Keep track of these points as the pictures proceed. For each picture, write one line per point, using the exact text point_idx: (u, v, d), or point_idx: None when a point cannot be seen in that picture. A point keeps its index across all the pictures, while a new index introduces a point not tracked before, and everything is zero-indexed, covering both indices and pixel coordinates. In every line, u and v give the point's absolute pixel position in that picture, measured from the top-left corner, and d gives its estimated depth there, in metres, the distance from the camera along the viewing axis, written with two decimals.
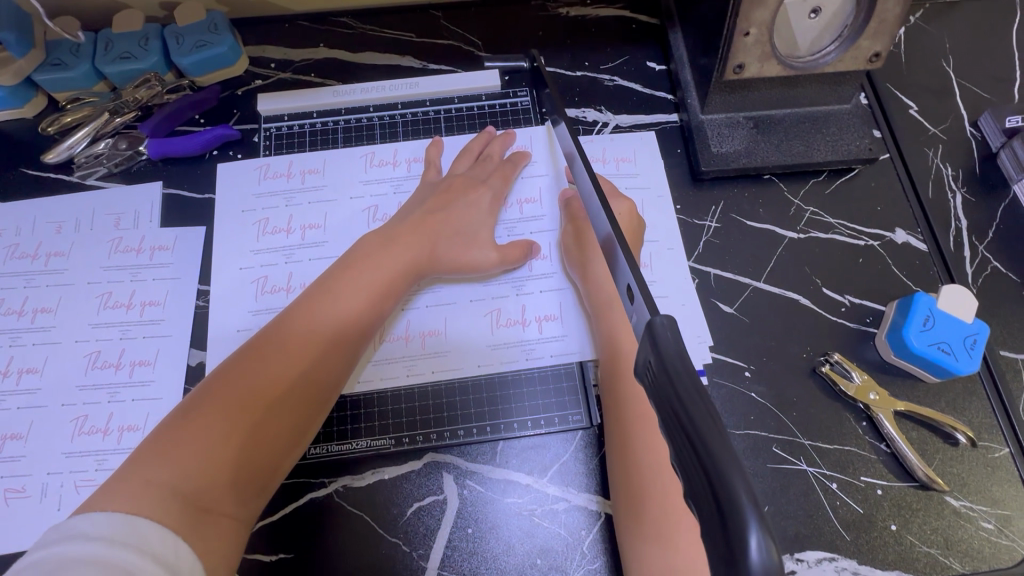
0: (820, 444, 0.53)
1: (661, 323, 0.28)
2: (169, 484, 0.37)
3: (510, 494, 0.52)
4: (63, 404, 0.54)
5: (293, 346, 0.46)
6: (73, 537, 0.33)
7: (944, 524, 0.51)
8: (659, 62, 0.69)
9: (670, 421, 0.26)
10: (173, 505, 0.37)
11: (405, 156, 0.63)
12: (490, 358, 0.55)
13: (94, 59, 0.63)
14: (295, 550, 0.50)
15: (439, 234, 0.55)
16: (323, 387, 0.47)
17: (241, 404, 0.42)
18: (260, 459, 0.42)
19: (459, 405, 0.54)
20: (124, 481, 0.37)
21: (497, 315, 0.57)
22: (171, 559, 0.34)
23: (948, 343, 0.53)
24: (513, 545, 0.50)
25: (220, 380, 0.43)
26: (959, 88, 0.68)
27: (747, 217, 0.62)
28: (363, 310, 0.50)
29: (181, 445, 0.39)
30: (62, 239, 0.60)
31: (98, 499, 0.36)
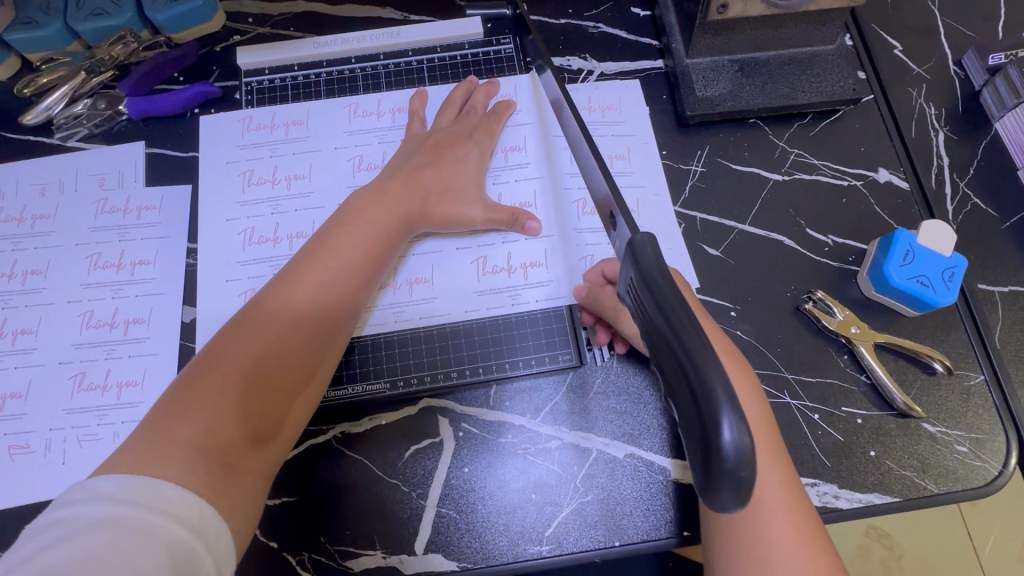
0: (803, 378, 0.55)
1: (640, 241, 0.30)
2: (193, 443, 0.38)
3: (503, 435, 0.53)
4: (60, 363, 0.54)
5: (296, 306, 0.46)
6: (97, 499, 0.33)
7: (921, 448, 0.53)
8: (643, 8, 0.68)
9: (655, 337, 0.29)
10: (200, 461, 0.38)
11: (389, 107, 0.62)
12: (479, 304, 0.56)
13: (66, 16, 0.61)
14: (297, 493, 0.52)
15: (428, 183, 0.55)
16: (331, 339, 0.47)
17: (254, 365, 0.42)
18: (277, 416, 0.43)
19: (452, 350, 0.55)
20: (148, 441, 0.38)
21: (485, 264, 0.57)
22: (198, 522, 0.35)
23: (927, 276, 0.54)
24: (510, 483, 0.52)
25: (226, 340, 0.44)
26: (943, 27, 0.68)
27: (733, 160, 0.62)
28: (362, 267, 0.50)
29: (199, 405, 0.40)
30: (47, 201, 0.59)
31: (121, 459, 0.37)
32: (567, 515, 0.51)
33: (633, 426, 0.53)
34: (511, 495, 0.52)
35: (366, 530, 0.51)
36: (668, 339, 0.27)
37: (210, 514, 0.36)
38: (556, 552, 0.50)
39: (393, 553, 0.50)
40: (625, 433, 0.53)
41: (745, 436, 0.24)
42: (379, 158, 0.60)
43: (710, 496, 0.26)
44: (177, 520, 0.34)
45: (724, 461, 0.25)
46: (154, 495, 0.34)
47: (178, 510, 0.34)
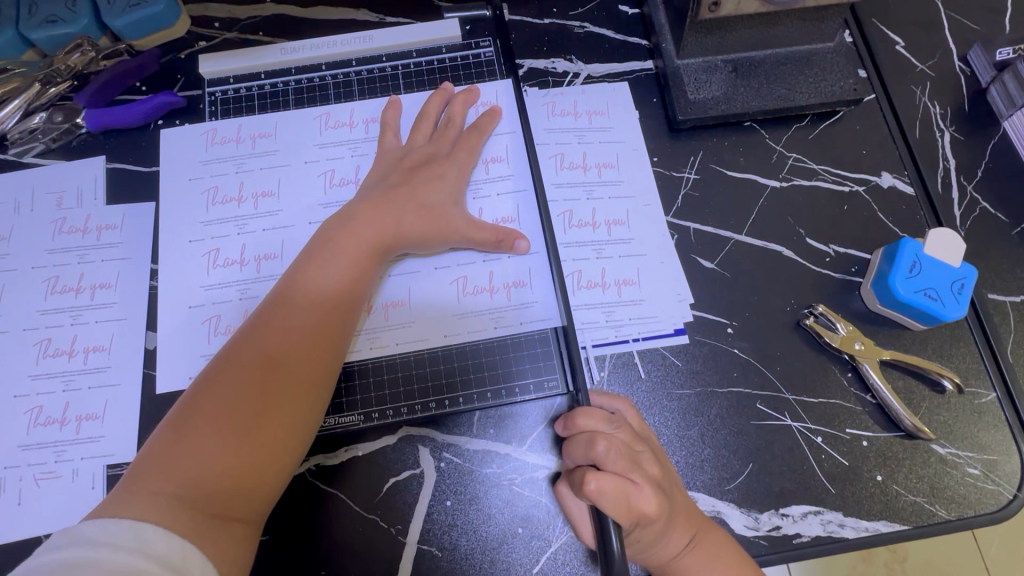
0: (804, 398, 0.52)
1: None
2: (175, 493, 0.38)
3: (487, 466, 0.50)
4: (15, 396, 0.51)
5: (272, 341, 0.44)
6: (80, 542, 0.34)
7: (930, 472, 0.50)
8: (631, 6, 0.64)
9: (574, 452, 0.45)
10: (180, 511, 0.37)
11: (362, 117, 0.59)
12: (461, 328, 0.53)
13: (18, 23, 0.58)
14: (270, 532, 0.48)
15: (403, 205, 0.51)
16: (318, 360, 0.45)
17: (230, 407, 0.41)
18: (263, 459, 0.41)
19: (432, 377, 0.52)
20: (132, 494, 0.37)
21: (468, 286, 0.54)
22: (177, 561, 0.35)
23: (935, 289, 0.51)
24: (497, 515, 0.49)
25: (213, 375, 0.43)
26: (947, 21, 0.64)
27: (728, 167, 0.59)
28: (339, 294, 0.47)
29: (178, 454, 0.39)
30: (1, 221, 0.56)
31: (107, 511, 0.37)
32: (556, 550, 0.48)
33: None
34: (497, 529, 0.49)
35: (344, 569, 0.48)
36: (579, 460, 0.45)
37: (191, 553, 0.36)
38: None
39: None
40: None
41: None
42: (351, 173, 0.57)
43: None
44: (155, 560, 0.34)
45: None
46: (134, 537, 0.35)
47: (159, 551, 0.35)
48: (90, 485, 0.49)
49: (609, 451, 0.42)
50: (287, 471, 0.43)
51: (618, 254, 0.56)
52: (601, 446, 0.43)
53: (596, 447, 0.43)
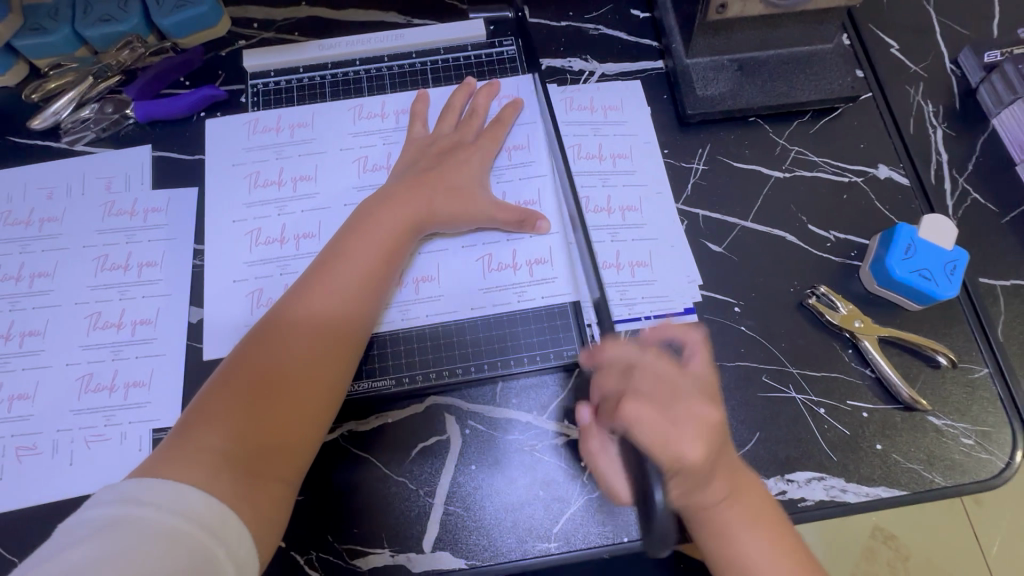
0: (807, 372, 0.55)
1: None
2: (220, 450, 0.41)
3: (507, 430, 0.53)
4: (67, 364, 0.54)
5: (311, 315, 0.47)
6: (125, 501, 0.35)
7: (927, 441, 0.53)
8: (642, 10, 0.69)
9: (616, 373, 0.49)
10: (225, 466, 0.40)
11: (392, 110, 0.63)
12: (485, 301, 0.57)
13: (74, 22, 0.62)
14: (305, 492, 0.52)
15: (434, 189, 0.55)
16: (351, 335, 0.48)
17: (270, 375, 0.44)
18: (298, 425, 0.44)
19: (456, 346, 0.56)
20: (179, 448, 0.40)
21: (492, 267, 0.57)
22: (216, 524, 0.37)
23: (929, 270, 0.54)
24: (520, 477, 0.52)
25: (254, 343, 0.46)
26: (939, 26, 0.69)
27: (734, 158, 0.63)
28: (372, 274, 0.51)
29: (222, 414, 0.42)
30: (54, 204, 0.60)
31: (155, 463, 0.39)
32: (574, 510, 0.51)
33: None
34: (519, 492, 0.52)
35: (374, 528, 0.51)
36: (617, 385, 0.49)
37: (228, 517, 0.38)
38: (564, 548, 0.50)
39: (401, 550, 0.50)
40: None
41: None
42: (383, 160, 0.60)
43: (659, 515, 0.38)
44: (197, 523, 0.36)
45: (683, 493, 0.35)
46: (176, 498, 0.36)
47: (199, 514, 0.37)
48: (137, 448, 0.52)
49: (643, 380, 0.46)
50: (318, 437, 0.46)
51: (634, 237, 0.59)
52: (635, 377, 0.47)
53: (629, 378, 0.47)
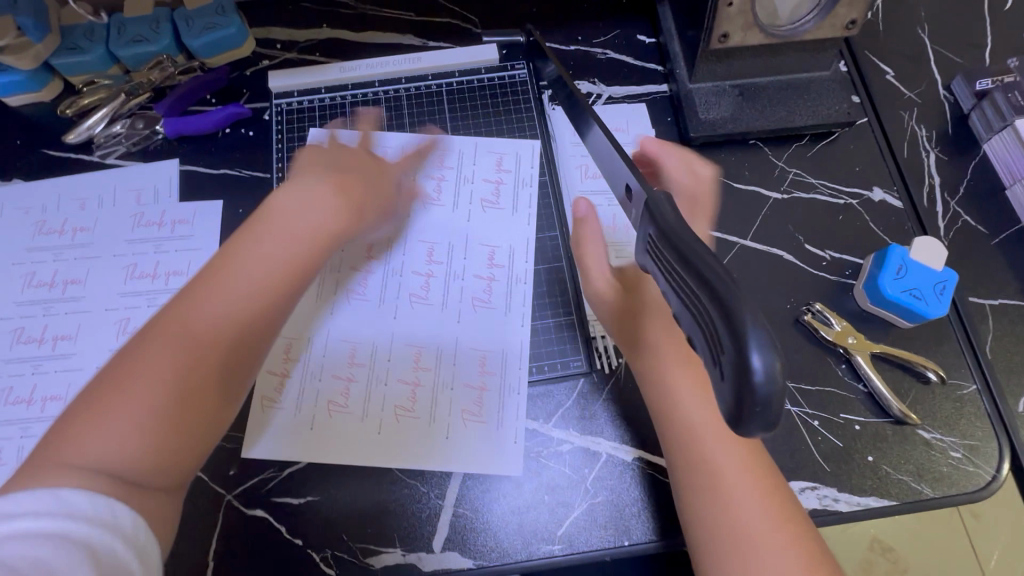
0: (802, 386, 0.58)
1: (660, 200, 0.30)
2: (96, 464, 0.36)
3: (473, 410, 0.56)
4: (97, 367, 0.57)
5: (220, 308, 0.42)
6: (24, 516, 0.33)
7: (916, 454, 0.56)
8: (648, 35, 0.72)
9: (687, 292, 0.26)
10: (109, 485, 0.36)
11: (397, 139, 0.66)
12: (485, 303, 0.60)
13: (108, 42, 0.65)
14: (320, 493, 0.54)
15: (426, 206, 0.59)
16: (259, 332, 0.44)
17: (169, 376, 0.39)
18: (196, 432, 0.41)
19: (433, 331, 0.59)
20: (54, 462, 0.36)
21: (485, 280, 0.61)
22: (133, 535, 0.36)
23: (920, 289, 0.57)
24: (501, 422, 0.56)
25: (158, 335, 0.41)
26: (933, 53, 0.71)
27: (734, 179, 0.66)
28: (260, 268, 0.44)
29: (103, 419, 0.38)
30: (87, 214, 0.63)
31: (33, 474, 0.36)
32: (577, 515, 0.54)
33: (638, 432, 0.56)
34: (495, 438, 0.55)
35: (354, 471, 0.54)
36: (698, 283, 0.26)
37: (141, 525, 0.37)
38: (567, 551, 0.53)
39: (411, 550, 0.53)
40: (632, 438, 0.56)
41: (776, 362, 0.23)
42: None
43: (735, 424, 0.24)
44: (112, 532, 0.35)
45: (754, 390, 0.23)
46: (80, 509, 0.34)
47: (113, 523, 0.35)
48: None
49: None
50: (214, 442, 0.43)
51: None
52: None
53: None
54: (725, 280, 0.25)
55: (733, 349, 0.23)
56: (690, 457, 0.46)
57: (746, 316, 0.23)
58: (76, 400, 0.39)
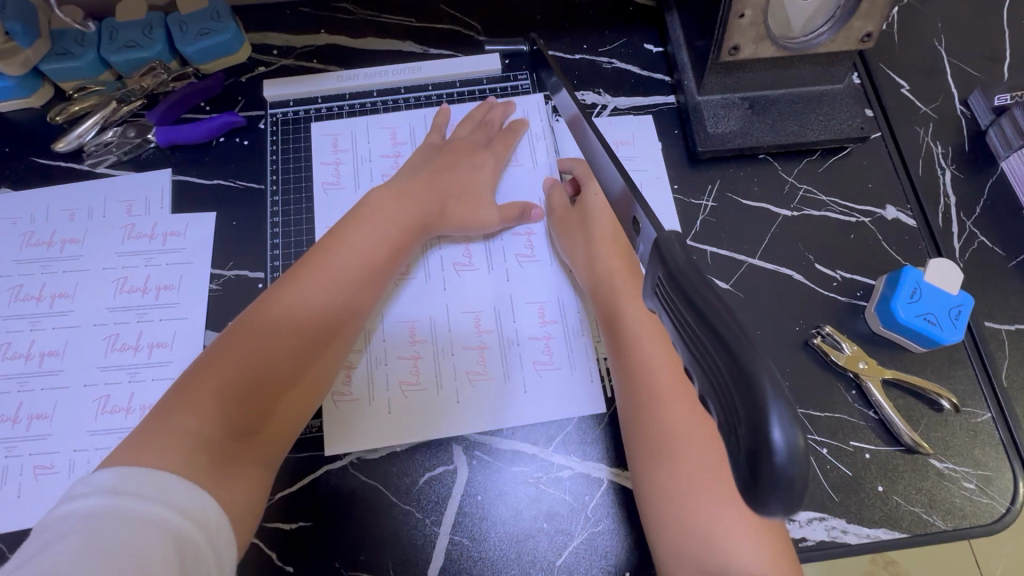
0: (811, 412, 0.56)
1: (667, 239, 0.28)
2: (197, 432, 0.43)
3: (542, 358, 0.58)
4: (85, 385, 0.56)
5: (308, 306, 0.51)
6: (100, 492, 0.37)
7: (927, 484, 0.54)
8: (656, 44, 0.70)
9: (698, 349, 0.25)
10: (203, 452, 0.42)
11: (404, 122, 0.67)
12: (529, 256, 0.63)
13: (100, 47, 0.64)
14: (313, 518, 0.52)
15: (445, 189, 0.61)
16: (337, 330, 0.52)
17: (262, 359, 0.47)
18: (280, 409, 0.48)
19: (476, 293, 0.61)
20: (161, 428, 0.42)
21: (525, 236, 0.64)
22: (199, 513, 0.39)
23: (935, 314, 0.55)
24: (575, 365, 0.58)
25: (257, 323, 0.49)
26: (950, 66, 0.69)
27: (743, 196, 0.64)
28: (348, 273, 0.53)
29: (205, 393, 0.45)
30: (76, 225, 0.61)
31: (134, 444, 0.41)
32: (577, 544, 0.52)
33: None
34: (568, 382, 0.57)
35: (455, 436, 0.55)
36: (712, 341, 0.24)
37: (208, 504, 0.40)
38: None
39: None
40: None
41: (800, 436, 0.21)
42: (391, 168, 0.65)
43: (752, 499, 0.22)
44: (178, 510, 0.38)
45: (773, 468, 0.21)
46: (154, 488, 0.38)
47: (178, 502, 0.38)
48: None
49: None
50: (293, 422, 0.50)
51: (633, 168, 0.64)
52: None
53: None
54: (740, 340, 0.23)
55: (752, 430, 0.22)
56: (640, 419, 0.50)
57: (767, 383, 0.22)
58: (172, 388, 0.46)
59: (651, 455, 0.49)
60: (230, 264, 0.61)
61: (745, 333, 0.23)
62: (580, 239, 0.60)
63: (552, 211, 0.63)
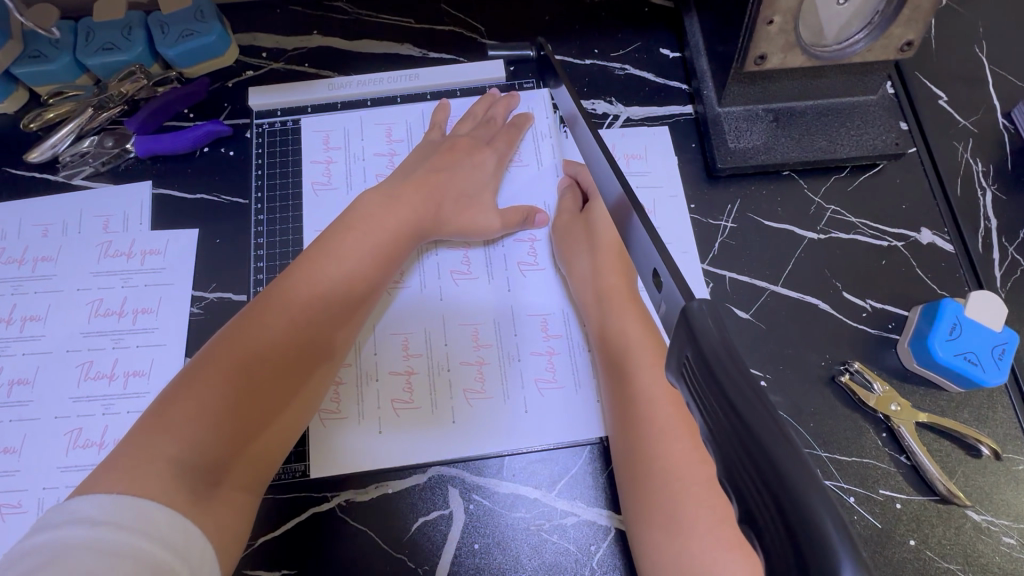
0: (837, 457, 0.52)
1: (697, 309, 0.23)
2: (177, 459, 0.38)
3: (546, 375, 0.54)
4: (56, 416, 0.52)
5: (297, 313, 0.46)
6: (77, 521, 0.33)
7: (964, 539, 0.49)
8: (673, 49, 0.65)
9: (734, 462, 0.20)
10: (185, 482, 0.37)
11: (401, 118, 0.63)
12: (532, 264, 0.58)
13: (75, 49, 0.59)
14: (298, 566, 0.49)
15: (442, 193, 0.56)
16: (330, 341, 0.48)
17: (249, 374, 0.43)
18: (269, 431, 0.44)
19: (476, 304, 0.56)
20: (135, 457, 0.37)
21: (527, 242, 0.59)
22: (182, 545, 0.35)
23: (975, 353, 0.51)
24: (580, 384, 0.54)
25: (241, 335, 0.44)
26: (992, 76, 0.64)
27: (765, 217, 0.59)
28: (341, 278, 0.49)
29: (186, 416, 0.40)
30: (49, 242, 0.57)
31: (104, 477, 0.36)
32: None
33: None
34: (573, 404, 0.53)
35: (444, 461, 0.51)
36: (756, 459, 0.19)
37: (195, 537, 0.35)
38: None
39: None
40: None
41: None
42: (386, 167, 0.61)
43: None
44: (161, 543, 0.34)
45: None
46: (135, 517, 0.34)
47: (162, 533, 0.34)
48: None
49: None
50: (283, 446, 0.46)
51: (638, 183, 0.60)
52: None
53: None
54: (795, 465, 0.19)
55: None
56: (636, 459, 0.45)
57: (831, 530, 0.18)
58: (146, 411, 0.41)
59: (648, 486, 0.44)
60: (213, 286, 0.57)
61: (800, 454, 0.19)
62: (583, 249, 0.56)
63: (558, 216, 0.59)
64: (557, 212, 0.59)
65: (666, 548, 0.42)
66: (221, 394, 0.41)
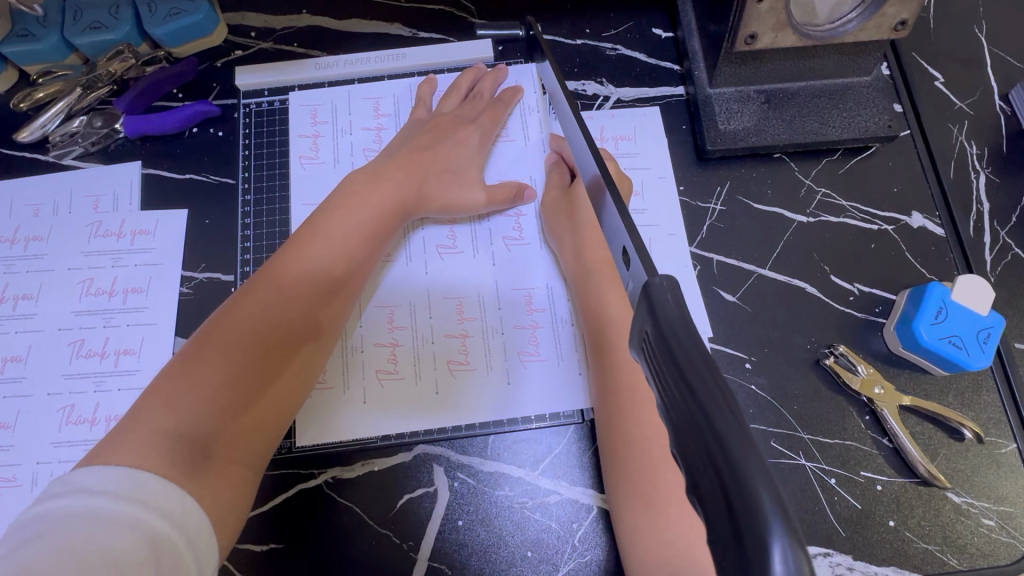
0: (819, 439, 0.52)
1: (658, 284, 0.24)
2: (172, 432, 0.39)
3: (529, 348, 0.54)
4: (49, 393, 0.53)
5: (286, 290, 0.47)
6: (78, 491, 0.34)
7: (943, 520, 0.50)
8: (665, 29, 0.64)
9: (685, 438, 0.21)
10: (179, 453, 0.38)
11: (389, 92, 0.63)
12: (517, 239, 0.58)
13: (63, 29, 0.59)
14: (286, 540, 0.50)
15: (427, 169, 0.56)
16: (322, 316, 0.48)
17: (240, 349, 0.43)
18: (267, 405, 0.44)
19: (462, 280, 0.57)
20: (131, 432, 0.38)
21: (513, 218, 0.59)
22: (179, 513, 0.36)
23: (960, 338, 0.50)
24: (562, 357, 0.54)
25: (231, 315, 0.45)
26: (990, 57, 0.63)
27: (755, 199, 0.59)
28: (328, 255, 0.49)
29: (180, 392, 0.40)
30: (41, 222, 0.58)
31: (103, 452, 0.37)
32: None
33: None
34: (556, 377, 0.54)
35: (427, 432, 0.52)
36: (703, 431, 0.20)
37: (190, 506, 0.36)
38: None
39: None
40: None
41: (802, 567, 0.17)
42: (373, 143, 0.61)
43: None
44: (157, 511, 0.35)
45: None
46: (133, 486, 0.35)
47: (158, 501, 0.35)
48: None
49: None
50: (284, 421, 0.46)
51: (627, 165, 0.60)
52: None
53: None
54: (737, 436, 0.19)
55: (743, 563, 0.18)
56: (616, 439, 0.46)
57: (765, 499, 0.18)
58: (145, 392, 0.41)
59: (627, 465, 0.45)
60: (202, 266, 0.57)
61: (744, 427, 0.19)
62: (568, 225, 0.56)
63: (545, 192, 0.58)
64: (544, 188, 0.59)
65: (644, 522, 0.42)
66: (213, 369, 0.41)
